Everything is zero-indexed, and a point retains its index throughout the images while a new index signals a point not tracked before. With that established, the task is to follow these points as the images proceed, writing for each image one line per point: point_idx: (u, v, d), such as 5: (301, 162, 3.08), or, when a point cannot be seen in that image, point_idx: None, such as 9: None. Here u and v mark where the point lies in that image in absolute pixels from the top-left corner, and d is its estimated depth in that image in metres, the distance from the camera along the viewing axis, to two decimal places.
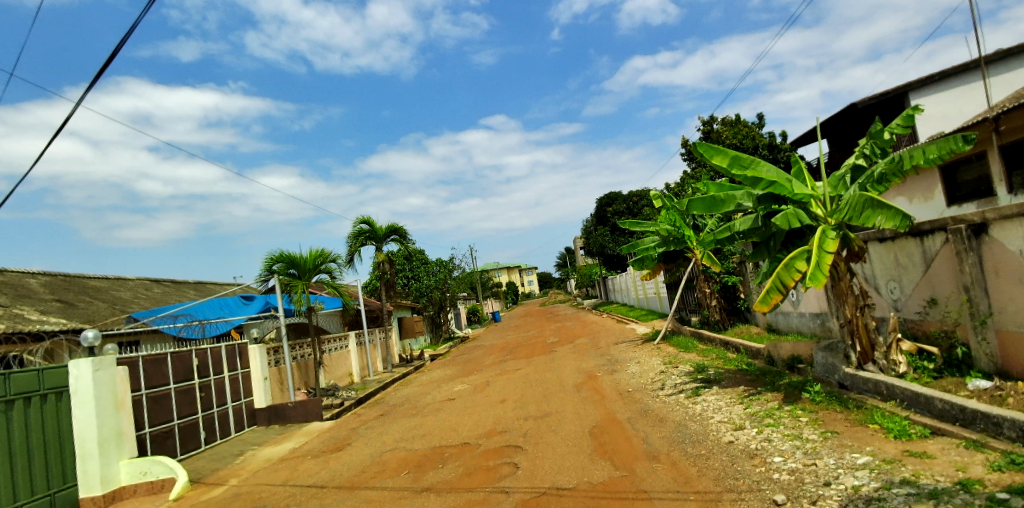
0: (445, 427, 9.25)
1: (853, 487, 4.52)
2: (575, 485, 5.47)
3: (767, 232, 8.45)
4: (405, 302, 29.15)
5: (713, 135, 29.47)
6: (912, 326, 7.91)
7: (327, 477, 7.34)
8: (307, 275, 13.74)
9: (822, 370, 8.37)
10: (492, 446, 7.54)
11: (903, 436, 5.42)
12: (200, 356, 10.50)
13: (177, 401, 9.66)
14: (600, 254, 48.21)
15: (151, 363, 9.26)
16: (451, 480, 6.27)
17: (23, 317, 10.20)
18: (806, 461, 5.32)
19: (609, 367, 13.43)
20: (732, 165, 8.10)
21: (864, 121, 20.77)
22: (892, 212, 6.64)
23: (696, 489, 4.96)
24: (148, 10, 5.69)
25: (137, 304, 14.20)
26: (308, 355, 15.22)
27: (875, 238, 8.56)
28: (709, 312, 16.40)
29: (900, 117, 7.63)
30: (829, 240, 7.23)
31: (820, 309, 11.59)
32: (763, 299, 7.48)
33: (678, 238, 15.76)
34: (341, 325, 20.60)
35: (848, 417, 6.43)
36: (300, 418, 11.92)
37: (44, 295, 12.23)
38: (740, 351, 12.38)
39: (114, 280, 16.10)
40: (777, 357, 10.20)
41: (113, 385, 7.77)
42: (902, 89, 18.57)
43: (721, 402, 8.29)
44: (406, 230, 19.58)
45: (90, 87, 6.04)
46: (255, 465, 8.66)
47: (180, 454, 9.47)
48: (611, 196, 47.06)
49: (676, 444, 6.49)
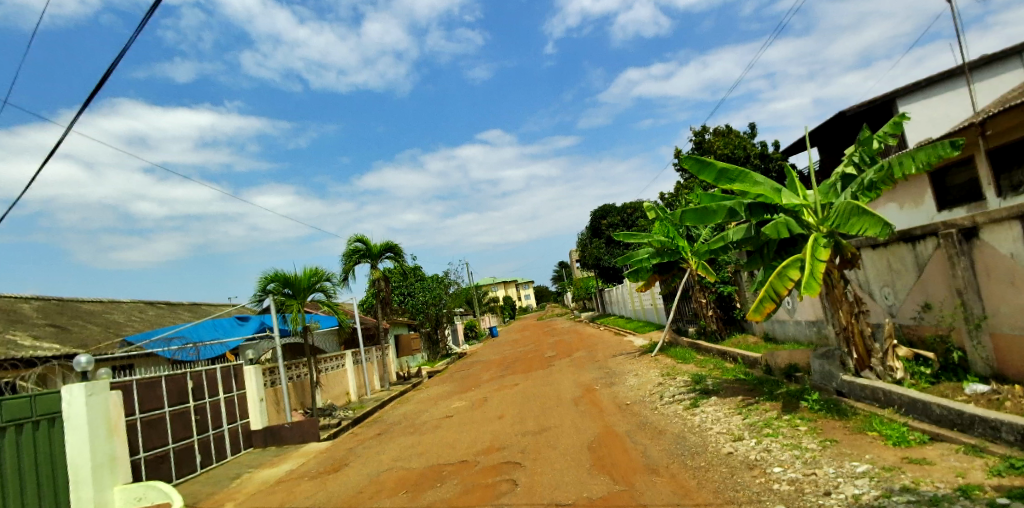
0: (443, 444, 9.18)
1: (853, 496, 4.49)
2: (574, 500, 5.42)
3: (760, 240, 8.44)
4: (402, 318, 29.12)
5: (705, 146, 29.65)
6: (908, 331, 7.93)
7: (324, 498, 7.26)
8: (302, 294, 13.69)
9: (819, 378, 8.33)
10: (491, 462, 7.48)
11: (902, 443, 5.40)
12: (195, 378, 10.42)
13: (172, 424, 9.55)
14: (595, 266, 48.32)
15: (146, 387, 9.17)
16: (449, 499, 6.20)
17: (16, 342, 10.11)
18: (806, 470, 5.30)
19: (607, 380, 13.41)
20: (720, 178, 8.17)
21: (852, 128, 20.93)
22: (874, 219, 6.67)
23: (697, 501, 4.92)
24: (138, 31, 5.76)
25: (132, 327, 14.16)
26: (305, 375, 15.13)
27: (867, 244, 8.62)
28: (706, 322, 16.37)
29: (889, 125, 7.69)
30: (822, 248, 7.25)
31: (816, 316, 11.63)
32: (757, 308, 7.45)
33: (673, 249, 15.78)
34: (337, 343, 20.47)
35: (847, 424, 6.42)
36: (297, 439, 11.80)
37: (37, 320, 12.14)
38: (737, 360, 12.40)
39: (107, 303, 15.99)
40: (774, 366, 10.15)
41: (106, 410, 7.64)
42: (890, 95, 18.81)
43: (720, 413, 8.26)
44: (401, 247, 19.55)
45: (85, 107, 6.17)
46: (252, 488, 8.56)
47: (175, 478, 9.33)
48: (604, 209, 47.34)
49: (676, 457, 6.45)
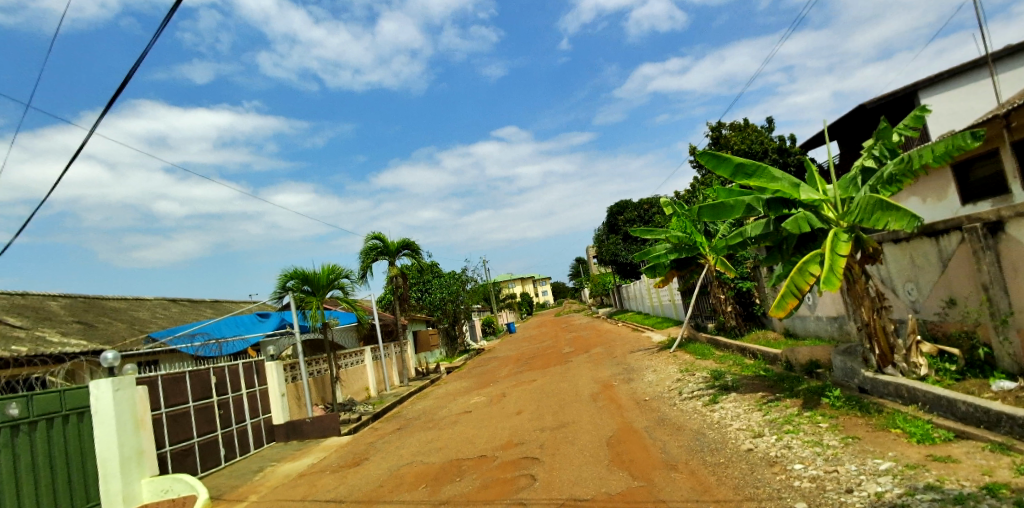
0: (461, 440, 9.25)
1: (876, 494, 4.45)
2: (593, 496, 5.44)
3: (779, 236, 8.35)
4: (420, 314, 29.32)
5: (722, 141, 29.31)
6: (931, 327, 7.79)
7: (345, 492, 7.39)
8: (321, 291, 13.86)
9: (841, 374, 8.24)
10: (509, 458, 7.52)
11: (927, 440, 5.32)
12: (218, 374, 10.63)
13: (196, 419, 9.77)
14: (612, 262, 48.14)
15: (170, 382, 9.38)
16: (468, 493, 6.26)
17: (45, 339, 10.42)
18: (827, 467, 5.25)
19: (625, 376, 13.38)
20: (737, 172, 8.10)
21: (872, 121, 20.52)
22: (901, 213, 6.53)
23: (716, 498, 4.92)
24: (157, 37, 5.69)
25: (155, 323, 14.48)
26: (325, 370, 15.34)
27: (890, 239, 8.47)
28: (725, 318, 16.24)
29: (910, 118, 7.57)
30: (842, 244, 7.14)
31: (837, 312, 11.47)
32: (778, 304, 7.35)
33: (690, 245, 15.67)
34: (356, 339, 20.72)
35: (869, 421, 6.33)
36: (318, 433, 11.99)
37: (65, 317, 12.48)
38: (757, 356, 12.28)
39: (132, 300, 16.37)
40: (795, 362, 10.03)
41: (133, 406, 7.87)
42: (911, 88, 18.40)
43: (740, 409, 8.20)
44: (418, 244, 19.68)
45: (105, 111, 6.27)
46: (276, 482, 8.73)
47: (200, 471, 9.54)
48: (621, 204, 47.12)
49: (695, 453, 6.43)
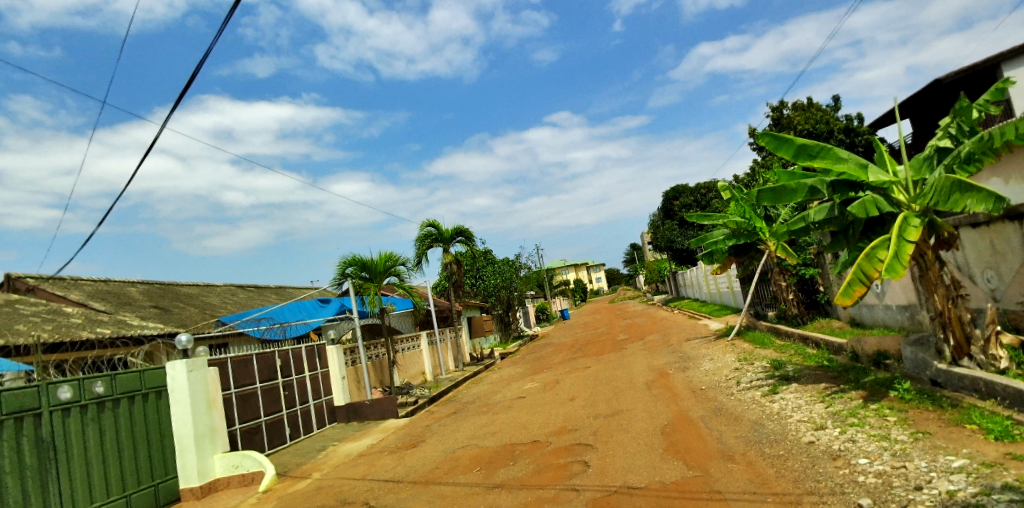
0: (515, 425, 9.38)
1: (947, 493, 4.22)
2: (646, 484, 5.41)
3: (845, 221, 7.96)
4: (474, 301, 29.73)
5: (784, 121, 27.99)
6: (1015, 318, 7.22)
7: (402, 472, 7.67)
8: (378, 278, 14.28)
9: (912, 366, 7.81)
10: (562, 444, 7.58)
11: (1006, 438, 4.97)
12: (283, 357, 11.18)
13: (263, 399, 10.34)
14: (668, 248, 47.11)
15: (238, 364, 9.94)
16: (522, 477, 6.36)
17: (127, 322, 11.31)
18: (895, 463, 5.01)
19: (681, 364, 13.15)
20: (799, 154, 7.70)
21: (949, 97, 19.07)
22: (982, 194, 6.08)
23: (774, 490, 4.79)
24: (219, 36, 5.90)
25: (225, 308, 15.35)
26: (383, 355, 15.86)
27: (968, 223, 7.89)
28: (786, 306, 15.63)
29: (990, 92, 6.98)
30: (912, 228, 6.70)
31: (909, 301, 10.82)
32: (844, 293, 7.00)
33: (750, 230, 15.13)
34: (412, 325, 21.26)
35: (942, 416, 5.98)
36: (377, 415, 12.45)
37: (143, 302, 13.44)
38: (820, 346, 11.78)
39: (203, 287, 17.40)
40: (861, 352, 9.56)
41: (205, 386, 8.44)
42: (994, 60, 16.96)
43: (801, 400, 7.91)
44: (471, 231, 19.92)
45: (174, 109, 6.49)
46: (337, 460, 9.15)
47: (267, 449, 10.12)
48: (676, 189, 45.98)
49: (753, 444, 6.27)
